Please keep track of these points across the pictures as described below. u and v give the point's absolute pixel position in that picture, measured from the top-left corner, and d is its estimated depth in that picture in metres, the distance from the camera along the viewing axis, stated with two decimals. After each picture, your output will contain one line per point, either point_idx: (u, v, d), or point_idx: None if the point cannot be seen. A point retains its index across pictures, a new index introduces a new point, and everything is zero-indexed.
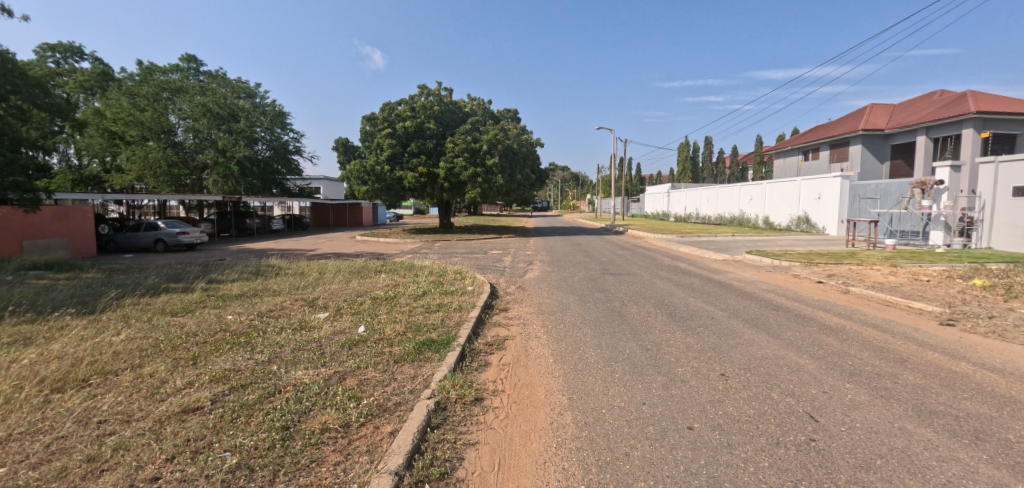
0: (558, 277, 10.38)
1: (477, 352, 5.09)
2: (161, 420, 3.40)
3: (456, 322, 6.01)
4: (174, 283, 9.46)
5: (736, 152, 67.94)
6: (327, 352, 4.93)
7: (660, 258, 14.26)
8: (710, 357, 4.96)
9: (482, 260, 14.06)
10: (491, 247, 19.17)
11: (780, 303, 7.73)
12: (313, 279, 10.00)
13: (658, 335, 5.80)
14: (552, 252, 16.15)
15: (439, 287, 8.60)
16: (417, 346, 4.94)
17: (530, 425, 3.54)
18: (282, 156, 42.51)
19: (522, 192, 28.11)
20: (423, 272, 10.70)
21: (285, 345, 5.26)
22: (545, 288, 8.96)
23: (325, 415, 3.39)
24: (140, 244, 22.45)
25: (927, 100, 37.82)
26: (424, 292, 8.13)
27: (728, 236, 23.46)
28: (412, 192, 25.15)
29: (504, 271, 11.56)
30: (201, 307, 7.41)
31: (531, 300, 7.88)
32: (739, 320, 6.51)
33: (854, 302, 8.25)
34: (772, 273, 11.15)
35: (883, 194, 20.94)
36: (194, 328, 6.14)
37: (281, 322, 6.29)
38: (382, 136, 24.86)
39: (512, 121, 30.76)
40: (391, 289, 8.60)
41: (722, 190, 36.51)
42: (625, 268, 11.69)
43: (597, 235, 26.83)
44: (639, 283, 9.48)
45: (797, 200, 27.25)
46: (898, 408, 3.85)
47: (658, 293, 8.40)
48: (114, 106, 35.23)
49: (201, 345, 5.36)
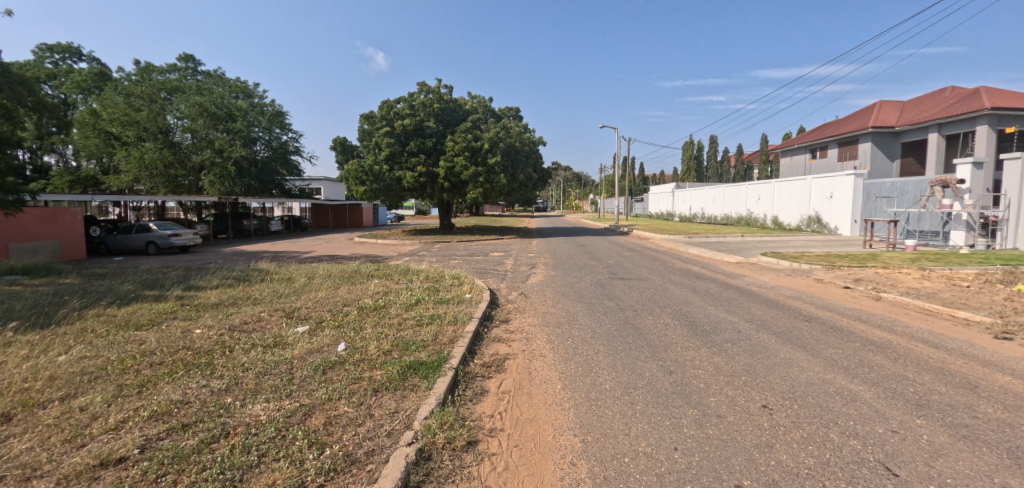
0: (563, 283, 9.63)
1: (472, 377, 4.36)
2: (68, 478, 2.69)
3: (450, 338, 5.27)
4: (148, 290, 8.77)
5: (741, 151, 67.10)
6: (296, 377, 4.20)
7: (670, 261, 13.51)
8: (746, 382, 4.22)
9: (482, 263, 13.33)
10: (492, 249, 18.39)
11: (810, 312, 6.99)
12: (298, 285, 9.27)
13: (681, 353, 5.06)
14: (555, 254, 15.44)
15: (433, 295, 7.86)
16: (401, 371, 4.21)
17: (535, 482, 2.82)
18: (281, 156, 41.91)
19: (525, 192, 27.37)
20: (418, 278, 9.96)
21: (251, 367, 4.55)
22: (549, 296, 8.22)
23: (275, 473, 2.68)
24: (132, 246, 21.80)
25: (938, 97, 37.02)
26: (417, 301, 7.40)
27: (737, 236, 22.72)
28: (411, 192, 24.43)
29: (505, 275, 10.83)
30: (169, 319, 6.70)
31: (534, 310, 7.14)
32: (771, 334, 5.75)
33: (890, 310, 7.49)
34: (792, 277, 10.37)
35: (900, 193, 20.12)
36: (153, 345, 5.43)
37: (253, 338, 5.58)
38: (381, 135, 24.17)
39: (514, 119, 30.02)
40: (381, 297, 7.87)
41: (728, 190, 35.69)
42: (634, 272, 10.93)
43: (602, 236, 26.03)
44: (652, 290, 8.73)
45: (808, 199, 26.43)
46: (990, 455, 3.10)
47: (674, 301, 7.66)
48: (110, 106, 34.77)
49: (156, 368, 4.66)
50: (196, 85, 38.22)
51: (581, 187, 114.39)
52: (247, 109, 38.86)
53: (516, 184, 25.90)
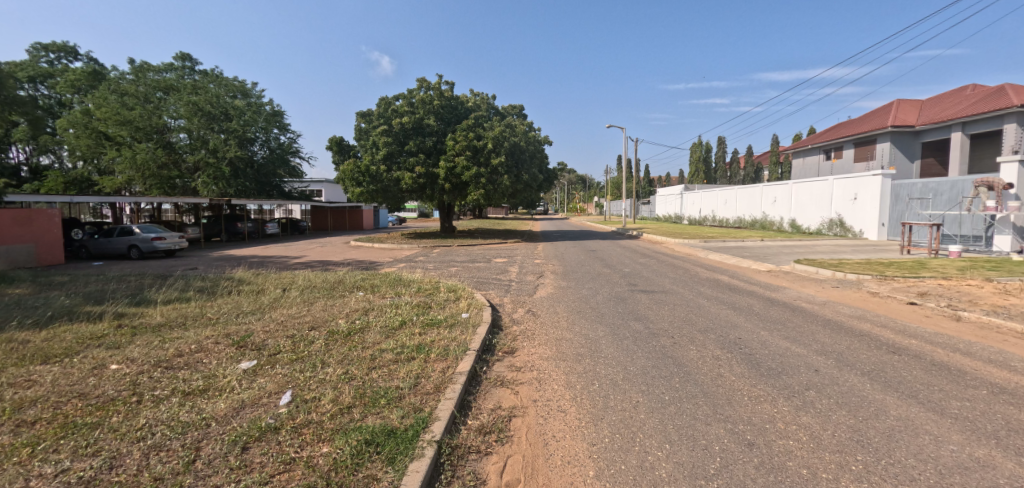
0: (576, 297, 8.28)
1: (461, 456, 2.99)
2: None
3: (435, 385, 3.89)
4: (89, 305, 7.46)
5: (751, 152, 65.42)
6: (202, 459, 2.85)
7: (692, 269, 12.15)
8: (868, 469, 2.85)
9: (483, 272, 11.90)
10: (495, 254, 16.96)
11: (889, 340, 5.61)
12: (266, 299, 7.92)
13: (753, 408, 3.66)
14: (564, 261, 14.12)
15: (422, 315, 6.48)
16: (359, 449, 2.85)
17: None
18: (278, 157, 40.80)
19: (529, 194, 26.04)
20: (407, 290, 8.56)
21: (148, 436, 3.20)
22: (562, 315, 6.86)
23: None
24: (113, 250, 20.58)
25: (960, 95, 35.43)
26: (403, 323, 6.02)
27: (757, 241, 21.29)
28: (410, 194, 23.11)
29: (508, 287, 9.43)
30: (91, 348, 5.36)
31: (545, 335, 5.78)
32: (862, 378, 4.34)
33: (984, 335, 6.05)
34: (840, 290, 8.98)
35: (934, 194, 18.59)
36: (41, 390, 4.10)
37: (178, 381, 4.24)
38: (377, 133, 22.89)
39: (518, 118, 28.68)
40: (359, 316, 6.48)
41: (741, 191, 34.23)
42: (657, 283, 9.53)
43: (611, 241, 24.65)
44: (683, 307, 7.33)
45: (829, 201, 24.93)
46: None
47: (714, 322, 6.26)
48: (103, 105, 33.62)
49: (17, 435, 3.32)
50: (191, 84, 37.16)
51: (585, 189, 112.67)
52: (243, 109, 37.77)
53: (520, 185, 24.54)
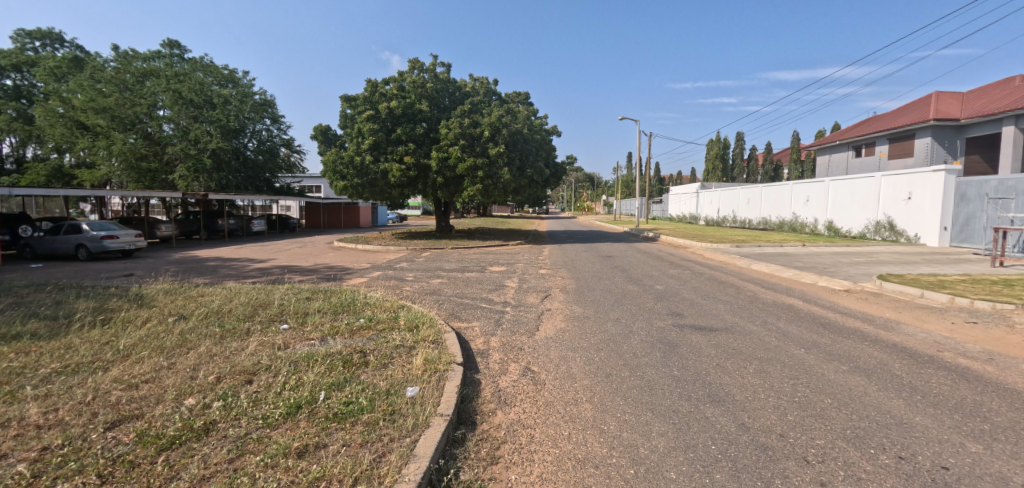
0: (600, 338, 5.48)
1: None
2: None
3: None
4: None
5: (770, 149, 61.91)
6: None
7: (743, 285, 9.34)
8: None
9: (471, 287, 9.15)
10: (492, 261, 14.20)
11: None
12: (128, 339, 5.17)
13: None
14: (576, 271, 11.33)
15: (337, 390, 3.65)
16: None
17: None
18: (270, 151, 38.21)
19: (534, 189, 23.35)
20: (348, 325, 5.75)
21: None
22: (579, 385, 4.02)
23: None
24: (59, 250, 17.98)
25: (1006, 86, 32.15)
26: (289, 414, 3.25)
27: (797, 246, 18.37)
28: (399, 188, 20.36)
29: (498, 316, 6.63)
30: None
31: (551, 450, 2.96)
32: None
33: None
34: (990, 330, 6.07)
35: (1016, 193, 15.53)
36: None
37: None
38: (362, 119, 19.93)
39: (522, 105, 25.89)
40: (222, 392, 3.63)
41: (768, 190, 31.18)
42: (713, 313, 6.69)
43: (626, 243, 21.95)
44: (778, 366, 4.50)
45: (876, 200, 21.80)
46: None
47: (863, 415, 3.42)
48: (82, 93, 31.06)
49: None
50: (175, 70, 34.22)
51: (594, 189, 109.63)
52: (230, 98, 35.03)
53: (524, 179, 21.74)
